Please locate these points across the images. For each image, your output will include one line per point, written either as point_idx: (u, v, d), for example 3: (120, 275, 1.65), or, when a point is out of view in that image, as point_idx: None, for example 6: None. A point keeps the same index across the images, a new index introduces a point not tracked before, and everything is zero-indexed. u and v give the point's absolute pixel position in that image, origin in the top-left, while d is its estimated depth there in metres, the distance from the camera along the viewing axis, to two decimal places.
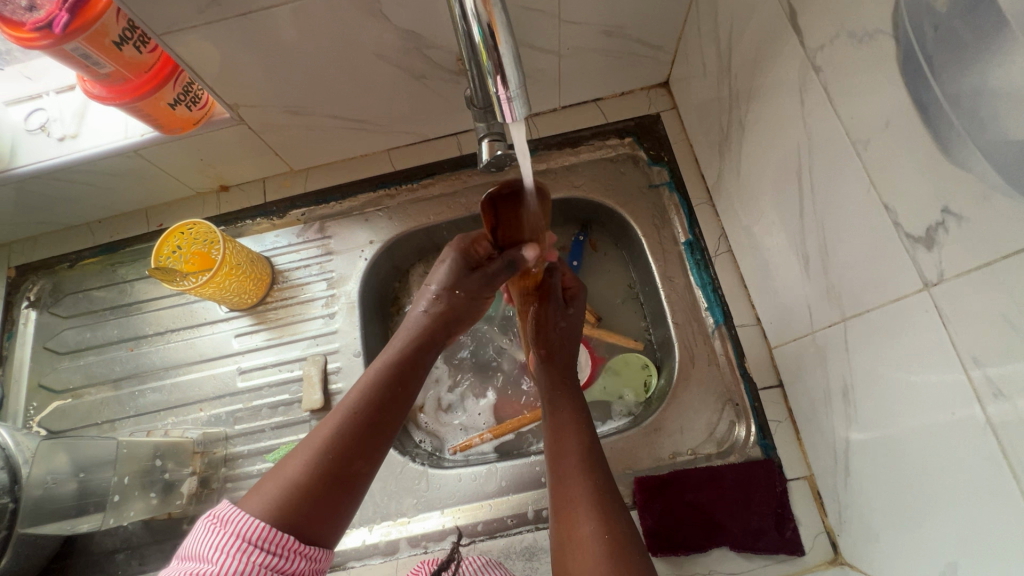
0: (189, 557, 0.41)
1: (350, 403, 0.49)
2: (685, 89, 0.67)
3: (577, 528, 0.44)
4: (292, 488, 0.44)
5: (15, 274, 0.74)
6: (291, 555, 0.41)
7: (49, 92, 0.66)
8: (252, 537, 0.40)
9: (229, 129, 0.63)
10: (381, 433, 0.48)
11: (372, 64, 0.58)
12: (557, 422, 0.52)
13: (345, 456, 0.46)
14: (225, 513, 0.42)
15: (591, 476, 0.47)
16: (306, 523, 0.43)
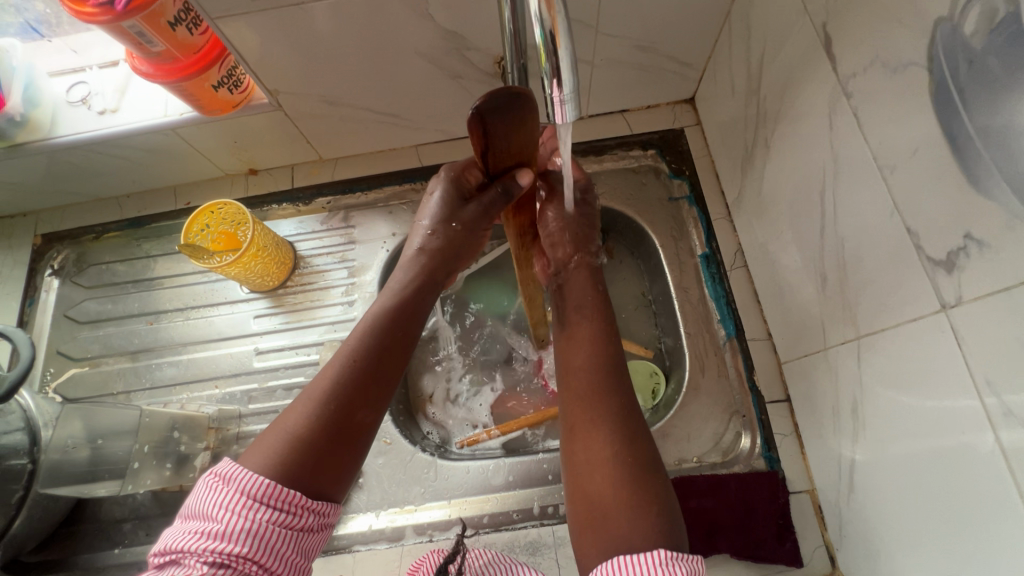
0: (195, 512, 0.42)
1: (349, 348, 0.49)
2: (710, 107, 0.69)
3: (596, 445, 0.43)
4: (295, 438, 0.45)
5: (41, 243, 0.75)
6: (299, 511, 0.43)
7: (92, 67, 0.67)
8: (258, 494, 0.41)
9: (266, 114, 0.64)
10: (381, 381, 0.49)
11: (412, 61, 0.59)
12: (581, 331, 0.50)
13: (347, 407, 0.47)
14: (228, 471, 0.43)
15: (611, 391, 0.45)
16: (311, 475, 0.44)
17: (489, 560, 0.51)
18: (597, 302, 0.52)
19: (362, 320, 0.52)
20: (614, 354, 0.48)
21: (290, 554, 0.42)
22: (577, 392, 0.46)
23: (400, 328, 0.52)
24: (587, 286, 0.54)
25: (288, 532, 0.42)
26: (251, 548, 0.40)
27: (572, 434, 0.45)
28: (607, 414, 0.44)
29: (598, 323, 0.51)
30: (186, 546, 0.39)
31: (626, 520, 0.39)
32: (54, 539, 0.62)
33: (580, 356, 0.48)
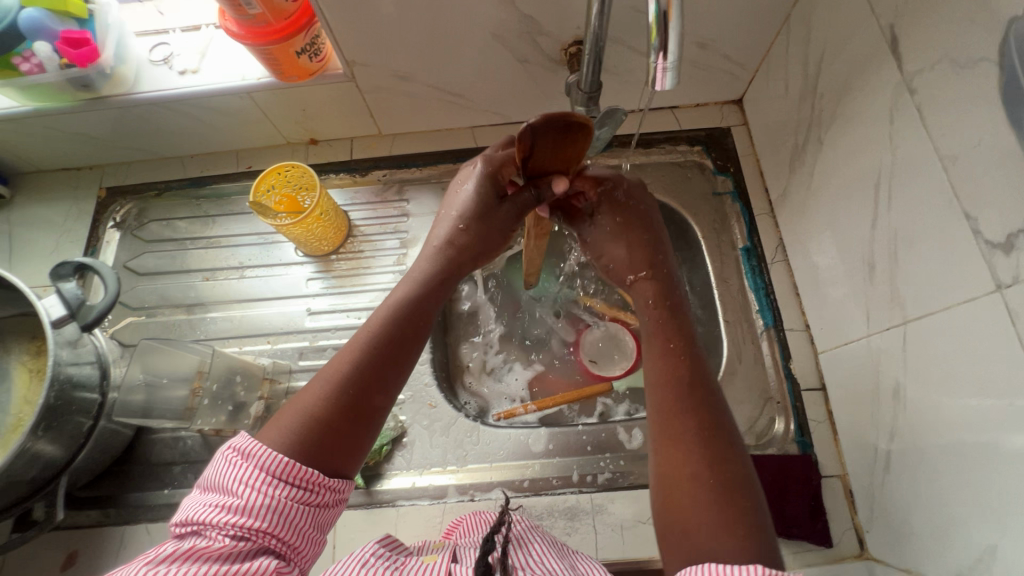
0: (213, 486, 0.43)
1: (367, 338, 0.49)
2: (759, 107, 0.72)
3: (686, 461, 0.40)
4: (313, 415, 0.45)
5: (106, 196, 0.79)
6: (318, 489, 0.43)
7: (175, 30, 0.70)
8: (277, 471, 0.42)
9: (339, 84, 0.68)
10: (397, 365, 0.49)
11: (485, 42, 0.63)
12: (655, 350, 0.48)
13: (365, 390, 0.47)
14: (246, 446, 0.43)
15: (701, 406, 0.43)
16: (327, 455, 0.44)
17: (534, 529, 0.54)
18: (676, 322, 0.50)
19: (382, 310, 0.51)
20: (704, 372, 0.47)
21: (306, 529, 0.43)
22: (664, 407, 0.44)
23: (416, 319, 0.52)
24: (657, 306, 0.52)
25: (307, 508, 0.43)
26: (269, 524, 0.40)
27: (661, 446, 0.43)
28: (693, 430, 0.42)
29: (685, 344, 0.49)
30: (206, 518, 0.40)
31: (715, 534, 0.37)
32: (106, 476, 0.64)
33: (669, 371, 0.46)
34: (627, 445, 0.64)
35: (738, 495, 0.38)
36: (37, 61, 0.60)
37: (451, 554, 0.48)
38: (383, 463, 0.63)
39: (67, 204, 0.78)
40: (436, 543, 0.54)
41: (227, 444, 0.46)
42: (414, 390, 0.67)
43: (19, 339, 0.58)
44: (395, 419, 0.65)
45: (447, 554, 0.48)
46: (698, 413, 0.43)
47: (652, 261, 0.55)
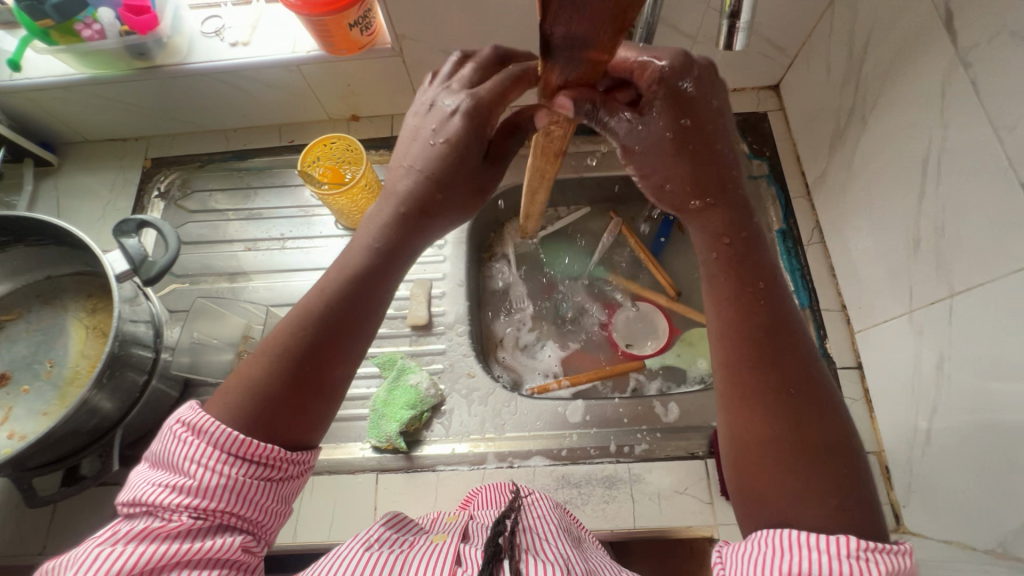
0: (163, 460, 0.43)
1: (309, 309, 0.46)
2: (797, 91, 0.73)
3: (768, 434, 0.39)
4: (256, 390, 0.44)
5: (151, 166, 0.80)
6: (277, 465, 0.43)
7: (227, 4, 0.72)
8: (230, 449, 0.41)
9: (387, 59, 0.69)
10: (354, 336, 0.46)
11: (535, 19, 0.64)
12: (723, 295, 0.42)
13: (318, 363, 0.45)
14: (197, 422, 0.42)
15: (780, 364, 0.40)
16: (277, 428, 0.43)
17: (549, 503, 0.56)
18: (753, 262, 0.42)
19: (335, 273, 0.46)
20: (787, 318, 0.42)
21: (267, 503, 0.43)
22: (741, 370, 0.41)
23: (373, 283, 0.46)
24: (727, 241, 0.42)
25: (265, 483, 0.43)
26: (226, 501, 0.41)
27: (735, 408, 0.41)
28: (777, 395, 0.39)
29: (768, 281, 0.42)
30: (155, 498, 0.40)
31: (803, 513, 0.37)
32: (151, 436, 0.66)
33: (749, 323, 0.41)
34: (664, 418, 0.64)
35: (827, 462, 0.38)
36: (98, 28, 0.62)
37: (460, 533, 0.47)
38: (422, 429, 0.64)
39: (113, 173, 0.80)
40: (450, 517, 0.55)
41: (175, 414, 0.45)
42: (452, 361, 0.68)
43: (75, 297, 0.59)
44: (435, 386, 0.66)
45: (456, 532, 0.47)
46: (772, 371, 0.40)
47: (723, 185, 0.42)
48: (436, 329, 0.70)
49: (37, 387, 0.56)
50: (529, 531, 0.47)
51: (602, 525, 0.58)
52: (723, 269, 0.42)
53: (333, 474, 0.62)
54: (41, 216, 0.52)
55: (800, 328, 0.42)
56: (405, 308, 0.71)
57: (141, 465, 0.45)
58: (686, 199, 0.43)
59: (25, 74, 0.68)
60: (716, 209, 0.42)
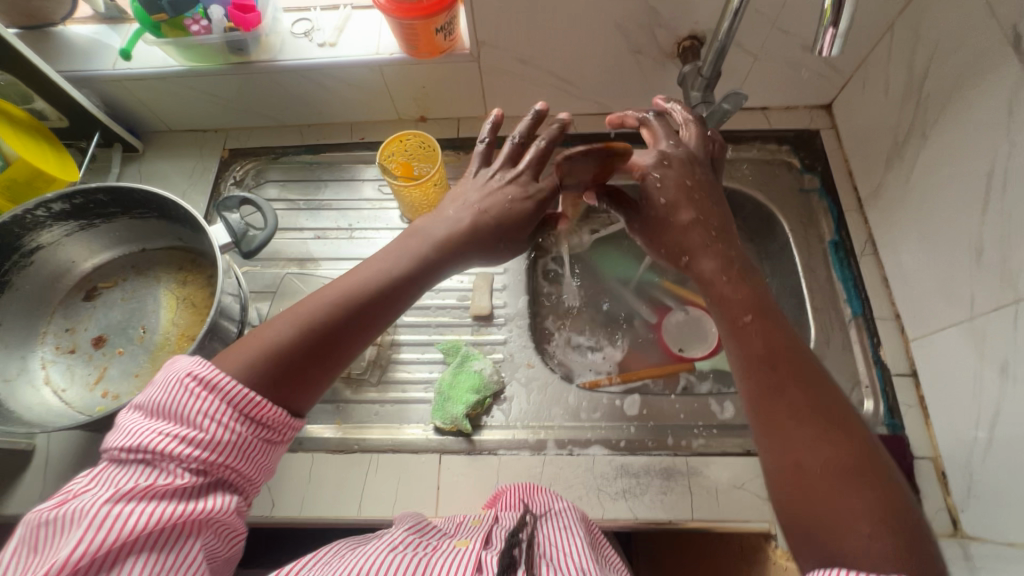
0: (166, 409, 0.42)
1: (334, 297, 0.49)
2: (851, 110, 0.76)
3: (802, 449, 0.41)
4: (274, 354, 0.46)
5: (228, 156, 0.84)
6: (277, 431, 0.45)
7: (316, 8, 0.77)
8: (242, 409, 0.43)
9: (464, 64, 0.73)
10: (365, 322, 0.49)
11: (609, 31, 0.68)
12: (774, 367, 0.45)
13: (330, 339, 0.47)
14: (211, 378, 0.43)
15: (790, 384, 0.44)
16: (282, 392, 0.45)
17: (573, 512, 0.55)
18: (742, 302, 0.50)
19: (350, 275, 0.50)
20: (792, 346, 0.47)
21: (262, 462, 0.45)
22: (754, 390, 0.46)
23: (393, 295, 0.51)
24: (752, 319, 0.49)
25: (265, 443, 0.45)
26: (229, 459, 0.42)
27: (763, 432, 0.44)
28: (790, 412, 0.43)
29: (762, 314, 0.49)
30: (158, 446, 0.40)
31: (857, 527, 0.38)
32: None
33: (750, 349, 0.47)
34: (720, 416, 0.66)
35: (864, 473, 0.40)
36: (205, 24, 0.67)
37: (482, 538, 0.47)
38: (481, 415, 0.66)
39: (191, 161, 0.84)
40: (474, 520, 0.54)
41: (178, 365, 0.44)
42: (512, 351, 0.71)
43: (166, 269, 0.62)
44: (496, 373, 0.68)
45: (478, 537, 0.47)
46: (832, 441, 0.41)
47: (707, 238, 0.54)
48: (496, 320, 0.73)
49: (130, 350, 0.58)
50: (544, 548, 0.47)
51: (660, 514, 0.59)
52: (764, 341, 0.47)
53: (397, 453, 0.64)
54: (153, 189, 0.56)
55: (804, 352, 0.47)
56: (467, 299, 0.74)
57: (128, 411, 0.44)
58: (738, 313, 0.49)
59: (130, 63, 0.73)
60: (706, 257, 0.53)
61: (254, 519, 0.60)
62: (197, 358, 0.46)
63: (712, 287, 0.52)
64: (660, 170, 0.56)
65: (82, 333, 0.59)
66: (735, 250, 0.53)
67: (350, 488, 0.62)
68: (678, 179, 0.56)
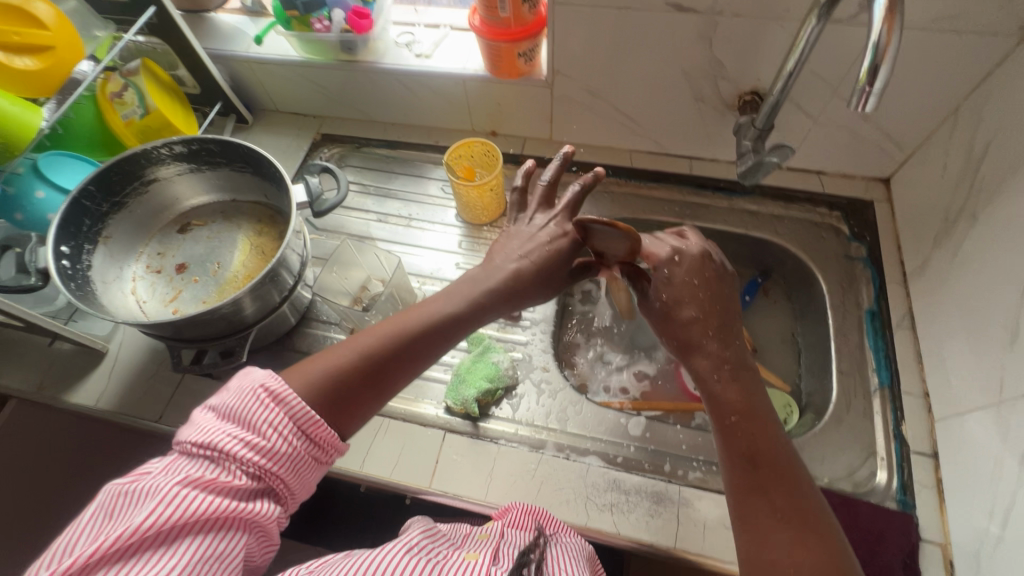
0: (235, 413, 0.46)
1: (393, 325, 0.56)
2: (908, 185, 0.76)
3: (777, 549, 0.43)
4: (336, 372, 0.51)
5: (320, 139, 0.95)
6: (324, 450, 0.49)
7: (421, 25, 0.87)
8: (302, 425, 0.47)
9: (537, 88, 0.81)
10: (419, 353, 0.55)
11: (675, 77, 0.74)
12: (764, 471, 0.47)
13: (386, 362, 0.53)
14: (281, 393, 0.47)
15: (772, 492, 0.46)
16: (336, 411, 0.50)
17: (576, 541, 0.56)
18: (728, 406, 0.52)
19: (420, 308, 0.57)
20: (778, 451, 0.49)
21: (306, 479, 0.48)
22: (737, 489, 0.48)
23: (452, 324, 0.57)
24: (738, 420, 0.51)
25: (314, 461, 0.48)
26: (281, 470, 0.46)
27: (742, 526, 0.46)
28: (769, 518, 0.45)
29: (750, 417, 0.51)
30: (225, 449, 0.44)
31: None
32: (262, 351, 0.75)
33: (736, 450, 0.49)
34: None
35: None
36: (327, 24, 0.78)
37: (492, 554, 0.47)
38: (491, 405, 0.70)
39: (289, 138, 0.95)
40: (482, 535, 0.53)
41: (252, 375, 0.48)
42: (531, 353, 0.74)
43: (248, 219, 0.72)
44: (512, 368, 0.72)
45: (488, 553, 0.47)
46: (809, 546, 0.43)
47: (703, 337, 0.55)
48: (522, 322, 0.77)
49: (203, 280, 0.67)
50: (551, 563, 0.48)
51: (643, 534, 0.60)
52: (750, 442, 0.49)
53: (406, 423, 0.68)
54: (255, 147, 0.66)
55: (791, 456, 0.49)
56: None
57: (201, 409, 0.48)
58: (727, 414, 0.51)
59: (260, 48, 0.86)
60: (700, 356, 0.55)
61: None
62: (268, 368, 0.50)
63: (706, 384, 0.53)
64: (668, 266, 0.58)
65: (170, 258, 0.69)
66: (731, 351, 0.54)
67: (358, 444, 0.67)
68: (685, 277, 0.57)
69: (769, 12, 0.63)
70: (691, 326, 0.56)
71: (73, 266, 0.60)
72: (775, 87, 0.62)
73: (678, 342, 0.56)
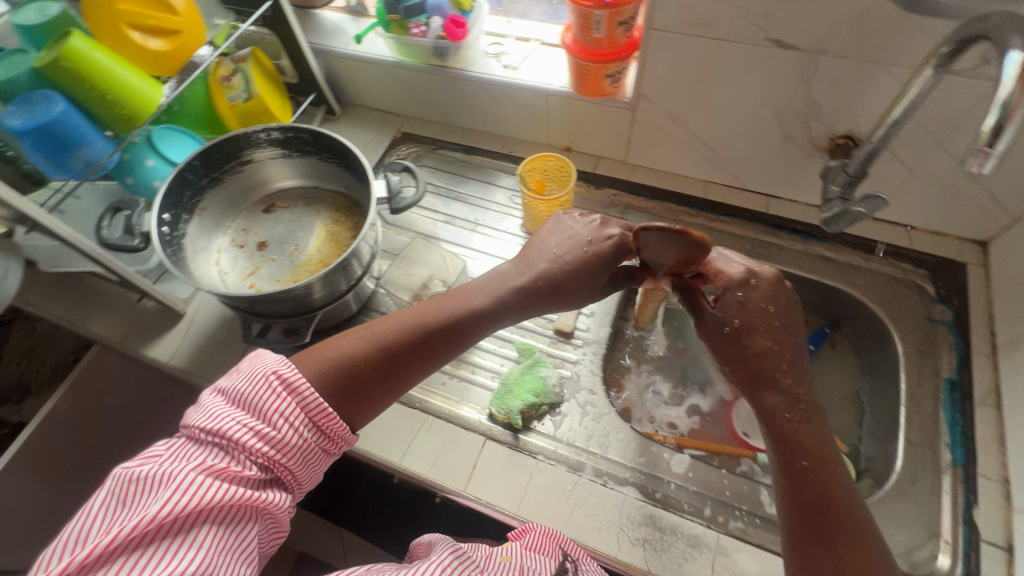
0: (247, 401, 0.48)
1: (410, 319, 0.57)
2: (1009, 252, 0.71)
3: None
4: (350, 360, 0.53)
5: (399, 137, 0.99)
6: (333, 440, 0.51)
7: (512, 37, 0.88)
8: (313, 415, 0.49)
9: (620, 109, 0.80)
10: (433, 352, 0.56)
11: (765, 113, 0.72)
12: (830, 525, 0.46)
13: (399, 356, 0.55)
14: (293, 381, 0.49)
15: (837, 538, 0.45)
16: (347, 401, 0.52)
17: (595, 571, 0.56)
18: (793, 442, 0.50)
19: (437, 306, 0.59)
20: (846, 501, 0.47)
21: (312, 470, 0.50)
22: (800, 543, 0.46)
23: (470, 326, 0.58)
24: (807, 465, 0.49)
25: (321, 452, 0.51)
26: (291, 461, 0.48)
27: None
28: (834, 573, 0.44)
29: (821, 462, 0.49)
30: (237, 437, 0.45)
31: None
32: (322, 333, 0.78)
33: (804, 498, 0.48)
34: (768, 509, 0.63)
35: None
36: (423, 29, 0.81)
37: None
38: (533, 419, 0.70)
39: (371, 132, 0.99)
40: (503, 556, 0.51)
41: (264, 363, 0.50)
42: (580, 372, 0.74)
43: (327, 207, 0.75)
44: (559, 385, 0.72)
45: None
46: None
47: (776, 371, 0.53)
48: (574, 340, 0.76)
49: (280, 260, 0.71)
50: None
51: None
52: (819, 492, 0.47)
53: (449, 423, 0.69)
54: (344, 140, 0.69)
55: (858, 510, 0.47)
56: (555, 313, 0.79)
57: (208, 394, 0.49)
58: (797, 458, 0.49)
59: (358, 47, 0.90)
60: (771, 391, 0.52)
61: None
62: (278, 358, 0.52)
63: (774, 423, 0.52)
64: (742, 290, 0.54)
65: (253, 235, 0.73)
66: (804, 390, 0.52)
67: (401, 436, 0.68)
68: (760, 303, 0.54)
69: (878, 56, 0.60)
70: (765, 360, 0.53)
71: (171, 232, 0.65)
72: (874, 135, 0.59)
73: (749, 373, 0.54)
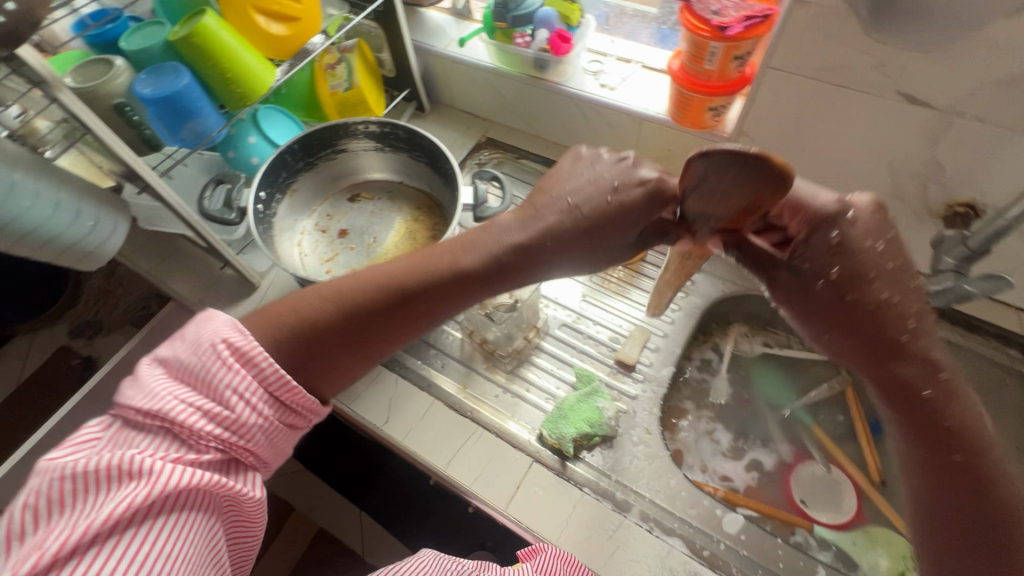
0: (194, 376, 0.43)
1: (379, 274, 0.49)
2: None
3: None
4: (314, 324, 0.47)
5: (483, 142, 0.99)
6: (301, 414, 0.48)
7: (612, 56, 0.86)
8: (274, 390, 0.45)
9: (716, 143, 0.78)
10: (411, 321, 0.49)
11: (878, 168, 0.67)
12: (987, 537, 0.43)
13: (366, 322, 0.48)
14: (247, 350, 0.44)
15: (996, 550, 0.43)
16: (311, 369, 0.48)
17: None
18: (939, 425, 0.44)
19: (411, 260, 0.49)
20: (1001, 498, 0.44)
21: (280, 445, 0.47)
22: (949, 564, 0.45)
23: (452, 291, 0.48)
24: (957, 458, 0.44)
25: (288, 428, 0.47)
26: (251, 442, 0.44)
27: None
28: None
29: (972, 447, 0.44)
30: (186, 420, 0.41)
31: None
32: None
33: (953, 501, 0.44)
34: None
35: None
36: (528, 40, 0.81)
37: None
38: (583, 448, 0.68)
39: (457, 134, 1.00)
40: None
41: (214, 328, 0.45)
42: (636, 408, 0.71)
43: (408, 204, 0.76)
44: (615, 419, 0.70)
45: None
46: None
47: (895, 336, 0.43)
48: (635, 374, 0.74)
49: (358, 250, 0.73)
50: None
51: None
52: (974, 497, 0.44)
53: (497, 438, 0.68)
54: (438, 142, 0.70)
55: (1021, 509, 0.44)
56: (618, 343, 0.77)
57: (148, 365, 0.45)
58: (947, 451, 0.44)
59: (461, 50, 0.90)
60: (907, 363, 0.43)
61: (368, 424, 0.70)
62: (230, 320, 0.46)
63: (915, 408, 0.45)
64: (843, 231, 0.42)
65: (335, 222, 0.75)
66: (940, 352, 0.44)
67: (449, 442, 0.68)
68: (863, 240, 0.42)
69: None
70: (879, 329, 0.43)
71: (265, 210, 0.67)
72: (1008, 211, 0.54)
73: (872, 345, 0.43)
